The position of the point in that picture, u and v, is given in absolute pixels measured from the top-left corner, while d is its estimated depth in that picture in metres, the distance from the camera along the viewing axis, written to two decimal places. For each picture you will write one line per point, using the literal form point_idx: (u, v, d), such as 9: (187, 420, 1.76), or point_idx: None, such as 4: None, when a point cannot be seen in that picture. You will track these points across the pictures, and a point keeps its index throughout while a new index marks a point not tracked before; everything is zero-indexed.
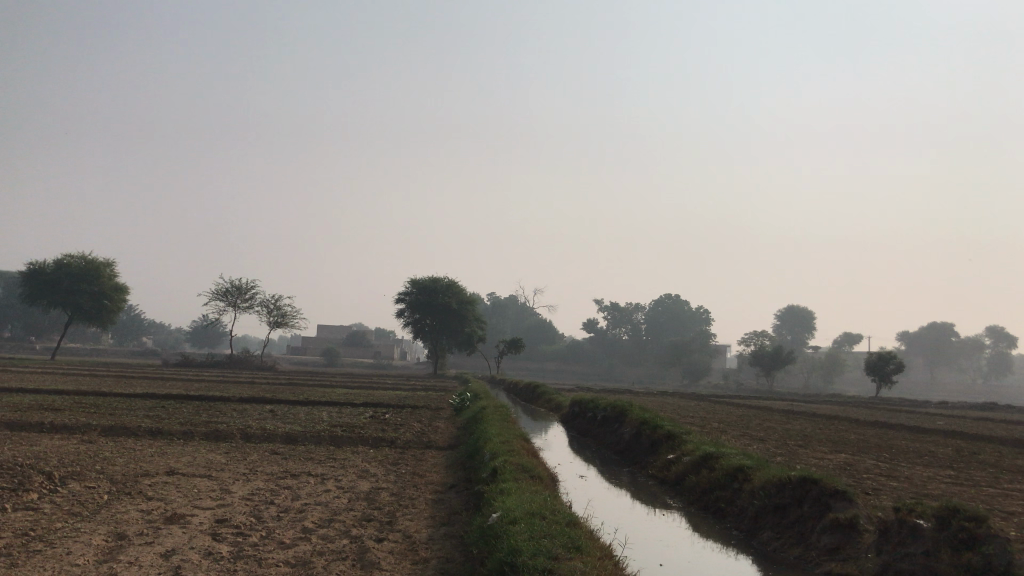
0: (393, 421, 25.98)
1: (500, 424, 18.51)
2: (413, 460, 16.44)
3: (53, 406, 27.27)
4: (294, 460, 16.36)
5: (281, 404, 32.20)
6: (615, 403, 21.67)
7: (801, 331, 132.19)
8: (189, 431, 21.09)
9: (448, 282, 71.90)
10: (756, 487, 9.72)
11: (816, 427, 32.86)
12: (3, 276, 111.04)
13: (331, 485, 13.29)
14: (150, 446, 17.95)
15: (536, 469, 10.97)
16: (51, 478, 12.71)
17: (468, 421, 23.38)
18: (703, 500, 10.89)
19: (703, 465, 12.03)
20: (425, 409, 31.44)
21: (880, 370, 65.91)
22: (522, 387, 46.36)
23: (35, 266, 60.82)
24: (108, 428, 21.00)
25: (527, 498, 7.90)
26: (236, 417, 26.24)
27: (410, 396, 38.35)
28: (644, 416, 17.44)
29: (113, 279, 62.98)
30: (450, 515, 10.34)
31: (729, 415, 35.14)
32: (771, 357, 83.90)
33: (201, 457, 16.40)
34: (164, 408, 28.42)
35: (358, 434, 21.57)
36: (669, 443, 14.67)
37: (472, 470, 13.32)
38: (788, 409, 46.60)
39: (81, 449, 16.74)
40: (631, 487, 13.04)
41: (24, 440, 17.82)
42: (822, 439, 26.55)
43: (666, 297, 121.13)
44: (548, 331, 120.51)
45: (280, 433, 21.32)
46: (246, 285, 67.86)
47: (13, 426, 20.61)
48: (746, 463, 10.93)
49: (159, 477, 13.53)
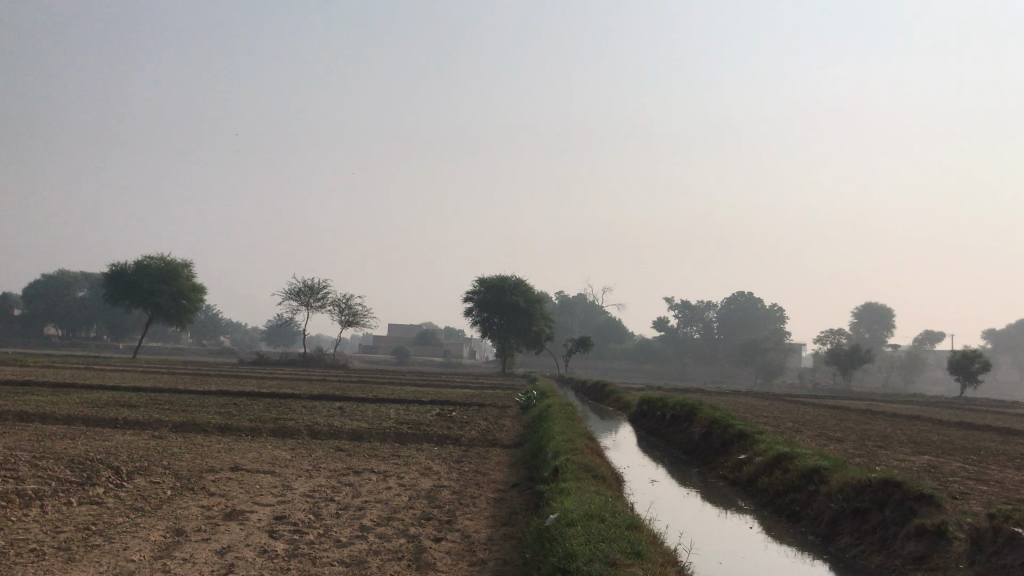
0: (459, 419, 25.86)
1: (565, 421, 18.15)
2: (476, 458, 16.20)
3: (129, 403, 27.95)
4: (358, 457, 16.30)
5: (351, 401, 32.45)
6: (684, 402, 21.11)
7: (879, 329, 128.16)
8: (257, 427, 21.26)
9: (517, 281, 71.81)
10: (833, 489, 9.16)
11: (897, 428, 31.58)
12: (88, 278, 115.26)
13: (392, 482, 13.13)
14: (218, 442, 18.12)
15: (600, 469, 10.57)
16: (117, 473, 12.85)
17: (534, 419, 23.12)
18: (776, 503, 10.34)
19: (777, 465, 11.46)
20: (492, 407, 31.25)
21: (965, 369, 63.24)
22: (591, 386, 45.96)
23: (117, 267, 62.76)
24: (179, 424, 21.34)
25: (587, 498, 7.54)
26: (305, 414, 26.47)
27: (478, 394, 38.25)
28: (715, 415, 16.90)
29: (190, 280, 64.60)
30: (509, 514, 10.05)
31: (805, 415, 33.95)
32: (849, 356, 81.34)
33: (266, 453, 16.45)
34: (234, 405, 28.85)
35: (424, 431, 21.45)
36: (740, 443, 14.09)
37: (535, 469, 13.01)
38: (868, 409, 44.93)
39: (151, 444, 16.96)
40: (700, 488, 12.54)
41: (98, 436, 18.16)
42: (903, 441, 25.39)
43: (738, 295, 118.82)
44: (618, 329, 119.50)
45: (347, 429, 21.36)
46: (317, 285, 68.90)
47: (89, 422, 21.09)
48: (822, 464, 10.34)
49: (223, 473, 13.55)
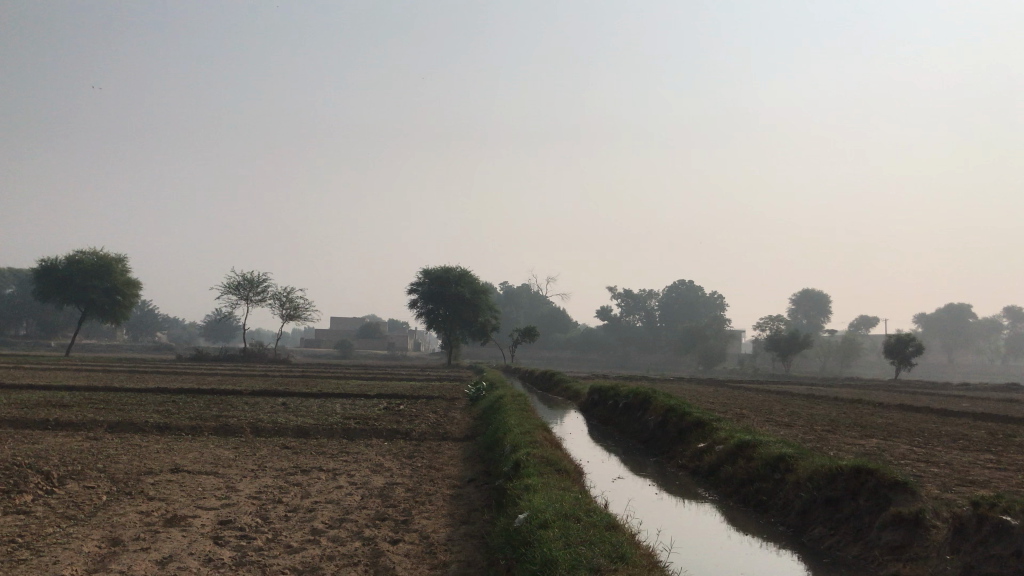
0: (408, 412, 25.36)
1: (519, 412, 17.76)
2: (428, 453, 15.72)
3: (61, 403, 26.77)
4: (305, 455, 15.70)
5: (296, 396, 31.64)
6: (637, 390, 20.89)
7: (816, 315, 130.87)
8: (198, 426, 20.43)
9: (461, 272, 71.28)
10: (802, 478, 8.93)
11: (841, 412, 31.95)
12: (15, 274, 111.14)
13: (342, 481, 12.58)
14: (157, 442, 17.30)
15: (562, 463, 10.23)
16: (48, 479, 12.07)
17: (485, 410, 22.69)
18: (742, 493, 10.10)
19: (739, 454, 11.26)
20: (440, 400, 30.71)
21: (899, 352, 64.69)
22: (537, 376, 45.82)
23: (47, 263, 60.49)
24: (114, 424, 20.37)
25: (556, 495, 7.16)
26: (247, 411, 25.65)
27: (425, 387, 37.70)
28: (670, 403, 16.70)
29: (125, 275, 62.52)
30: (469, 513, 9.65)
31: (750, 401, 34.18)
32: (788, 342, 82.66)
33: (208, 453, 15.75)
34: (173, 403, 27.86)
35: (372, 426, 20.86)
36: (699, 431, 13.87)
37: (492, 463, 12.60)
38: (808, 394, 45.57)
39: (85, 446, 16.14)
40: (659, 479, 12.29)
41: (27, 439, 17.22)
42: (848, 425, 25.59)
43: (680, 283, 119.96)
44: (562, 319, 119.78)
45: (292, 426, 20.70)
46: (257, 279, 67.41)
47: (17, 424, 20.04)
48: (787, 451, 10.14)
49: (162, 476, 12.83)
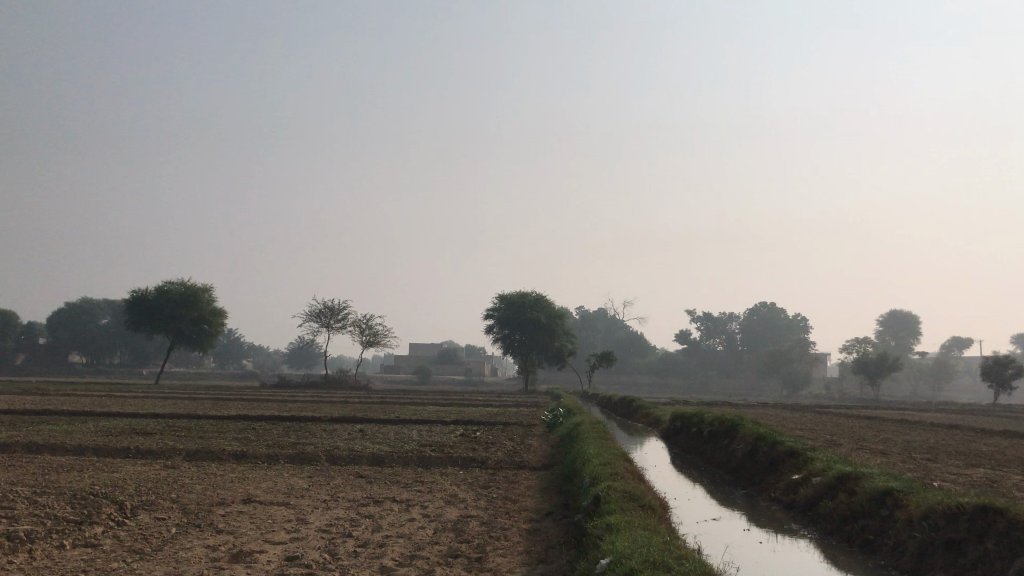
0: (484, 439, 24.90)
1: (598, 441, 17.09)
2: (505, 483, 15.16)
3: (145, 430, 27.21)
4: (379, 484, 15.32)
5: (373, 423, 31.51)
6: (723, 417, 19.93)
7: (905, 337, 125.88)
8: (274, 453, 20.33)
9: (537, 296, 70.81)
10: (916, 517, 8.05)
11: (939, 439, 30.15)
12: (109, 304, 115.36)
13: (415, 513, 12.11)
14: (232, 471, 17.18)
15: (646, 498, 9.54)
16: (120, 510, 11.93)
17: (563, 438, 22.01)
18: (845, 531, 9.23)
19: (839, 487, 10.36)
20: (518, 426, 30.15)
21: (997, 375, 61.27)
22: (616, 402, 44.98)
23: (138, 293, 62.32)
24: (193, 452, 20.41)
25: (642, 539, 6.46)
26: (324, 438, 25.59)
27: (502, 413, 37.22)
28: (758, 431, 15.78)
29: (211, 304, 63.97)
30: (546, 550, 9.05)
31: (841, 427, 32.60)
32: (876, 365, 79.32)
33: (282, 482, 15.52)
34: (253, 430, 28.05)
35: (448, 454, 20.38)
36: (792, 461, 12.96)
37: (570, 496, 11.94)
38: (903, 419, 43.25)
39: (161, 475, 16.09)
40: (751, 513, 11.46)
41: (107, 467, 17.30)
42: (949, 452, 23.99)
43: (761, 305, 116.92)
44: (640, 343, 118.03)
45: (367, 454, 20.46)
46: (337, 305, 68.24)
47: (101, 451, 20.26)
48: (894, 485, 9.24)
49: (234, 507, 12.56)
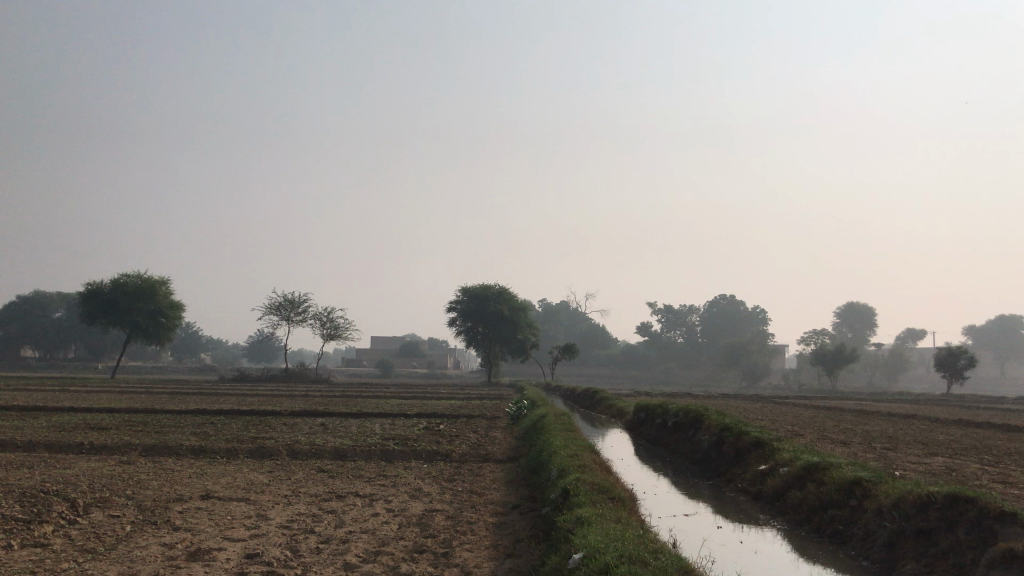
0: (448, 432, 24.67)
1: (564, 433, 16.98)
2: (469, 476, 14.96)
3: (99, 425, 26.56)
4: (341, 479, 15.03)
5: (334, 416, 31.06)
6: (688, 408, 19.93)
7: (861, 329, 127.94)
8: (233, 448, 19.89)
9: (499, 289, 70.62)
10: (887, 506, 8.02)
11: (897, 428, 30.55)
12: (62, 298, 112.85)
13: (378, 508, 11.86)
14: (190, 466, 16.77)
15: (615, 490, 9.40)
16: (73, 507, 11.52)
17: (528, 430, 21.87)
18: (814, 522, 9.19)
19: (808, 477, 10.32)
20: (482, 418, 29.92)
21: (951, 365, 62.39)
22: (579, 394, 45.00)
23: (92, 286, 60.94)
24: (149, 447, 19.92)
25: (616, 533, 6.31)
26: (285, 432, 25.19)
27: (465, 405, 36.98)
28: (724, 421, 15.77)
29: (168, 297, 62.80)
30: (514, 544, 8.87)
31: (801, 417, 32.92)
32: (834, 356, 80.39)
33: (241, 477, 15.16)
34: (211, 425, 27.54)
35: (411, 447, 20.09)
36: (759, 452, 12.94)
37: (538, 489, 11.78)
38: (860, 408, 43.89)
39: (116, 471, 15.66)
40: (719, 504, 11.41)
41: (58, 463, 16.79)
42: (907, 442, 24.31)
43: (721, 298, 117.98)
44: (602, 336, 118.49)
45: (329, 447, 20.13)
46: (298, 298, 67.41)
47: (53, 447, 19.68)
48: (862, 475, 9.22)
49: (191, 503, 12.22)
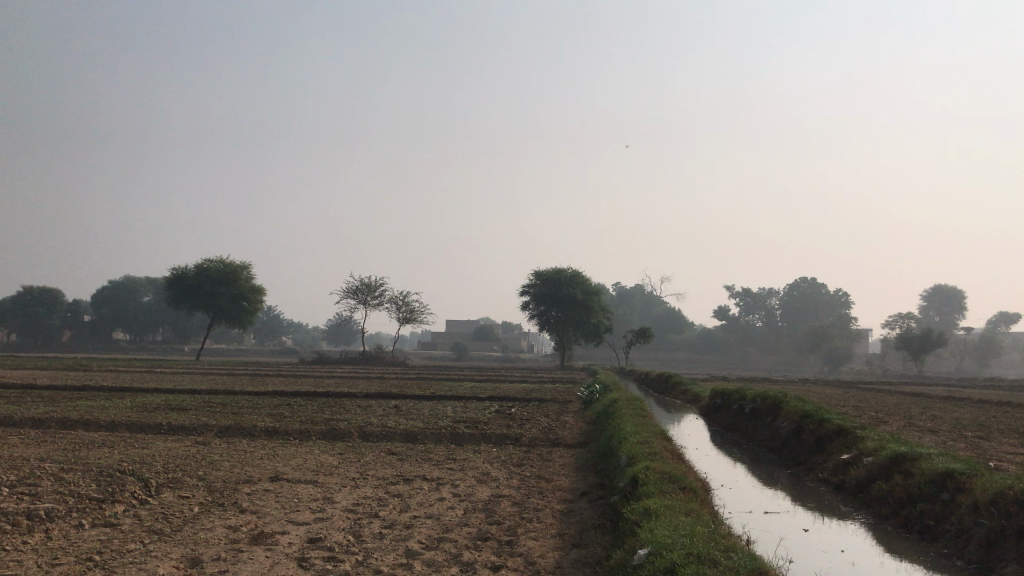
0: (519, 416, 24.48)
1: (636, 419, 16.55)
2: (538, 461, 14.70)
3: (180, 406, 27.21)
4: (409, 462, 14.94)
5: (407, 399, 31.19)
6: (765, 394, 19.27)
7: (950, 313, 123.12)
8: (305, 429, 20.09)
9: (573, 273, 70.08)
10: (983, 502, 7.42)
11: (990, 416, 29.07)
12: (150, 283, 116.77)
13: (445, 493, 11.70)
14: (262, 447, 16.94)
15: (687, 480, 8.96)
16: (145, 487, 11.67)
17: (599, 414, 21.47)
18: (902, 516, 8.60)
19: (894, 468, 9.72)
20: (553, 402, 29.62)
21: None
22: (654, 378, 44.37)
23: (178, 271, 62.77)
24: (225, 428, 20.23)
25: (686, 527, 5.90)
26: (358, 414, 25.39)
27: (537, 389, 36.82)
28: (803, 408, 15.15)
29: (249, 281, 64.21)
30: (581, 534, 8.54)
31: (885, 404, 31.67)
32: (920, 340, 77.39)
33: (311, 459, 15.23)
34: (288, 406, 27.93)
35: (481, 431, 19.92)
36: (841, 440, 12.31)
37: (607, 476, 11.43)
38: (949, 395, 42.15)
39: (191, 451, 15.91)
40: (796, 495, 10.88)
41: (138, 443, 17.16)
42: (1001, 430, 23.08)
43: (801, 281, 114.95)
44: (678, 319, 116.87)
45: (400, 430, 20.12)
46: (374, 282, 68.25)
47: (135, 428, 20.16)
48: (956, 467, 8.56)
49: (260, 485, 12.24)
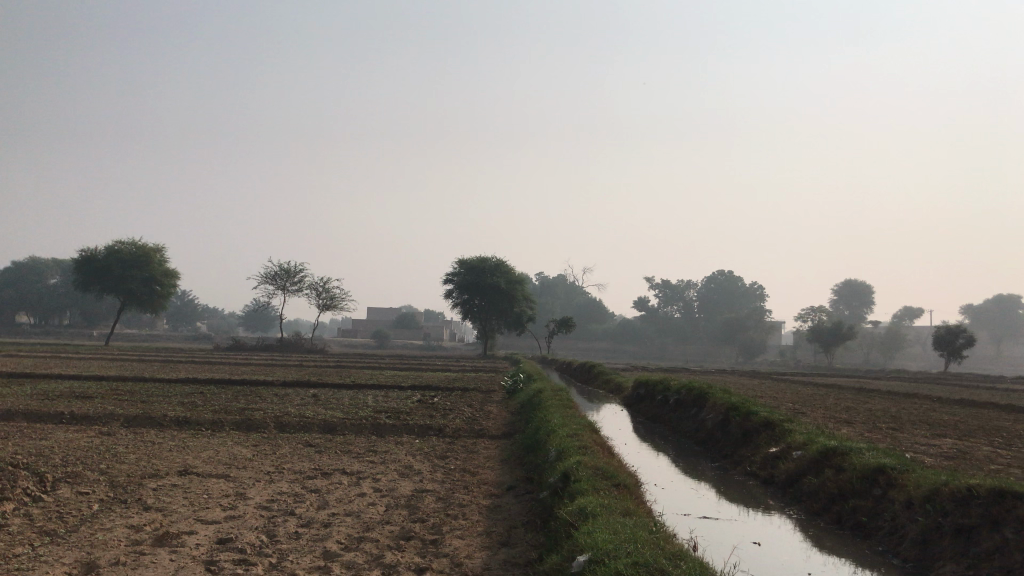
0: (442, 406, 24.01)
1: (563, 410, 16.30)
2: (463, 453, 14.28)
3: (84, 394, 25.87)
4: (327, 454, 14.33)
5: (326, 388, 30.33)
6: (690, 385, 19.27)
7: (858, 307, 127.46)
8: (219, 419, 19.22)
9: (496, 262, 69.81)
10: (918, 499, 7.34)
11: (900, 407, 29.95)
12: (56, 264, 111.82)
13: (365, 487, 11.18)
14: (172, 438, 16.04)
15: (620, 476, 8.69)
16: (40, 483, 10.80)
17: (524, 405, 21.20)
18: (834, 511, 8.52)
19: (824, 462, 9.66)
20: (476, 392, 29.24)
21: (949, 344, 61.54)
22: (576, 368, 44.52)
23: (86, 253, 59.99)
24: (131, 418, 19.15)
25: (625, 530, 5.59)
26: (274, 404, 24.47)
27: (459, 378, 36.46)
28: (730, 399, 15.12)
29: (163, 265, 61.88)
30: (510, 531, 8.20)
31: (801, 394, 32.30)
32: (831, 333, 79.73)
33: (223, 451, 14.46)
34: (200, 395, 26.80)
35: (403, 422, 19.36)
36: (768, 433, 12.27)
37: (535, 469, 11.11)
38: (859, 386, 43.34)
39: (93, 443, 14.93)
40: (726, 488, 10.76)
41: (34, 434, 16.05)
42: (911, 421, 23.75)
43: (718, 274, 117.29)
44: (599, 310, 117.90)
45: (318, 420, 19.44)
46: (294, 267, 66.69)
47: (32, 417, 18.96)
48: (887, 462, 8.49)
49: (166, 480, 11.50)
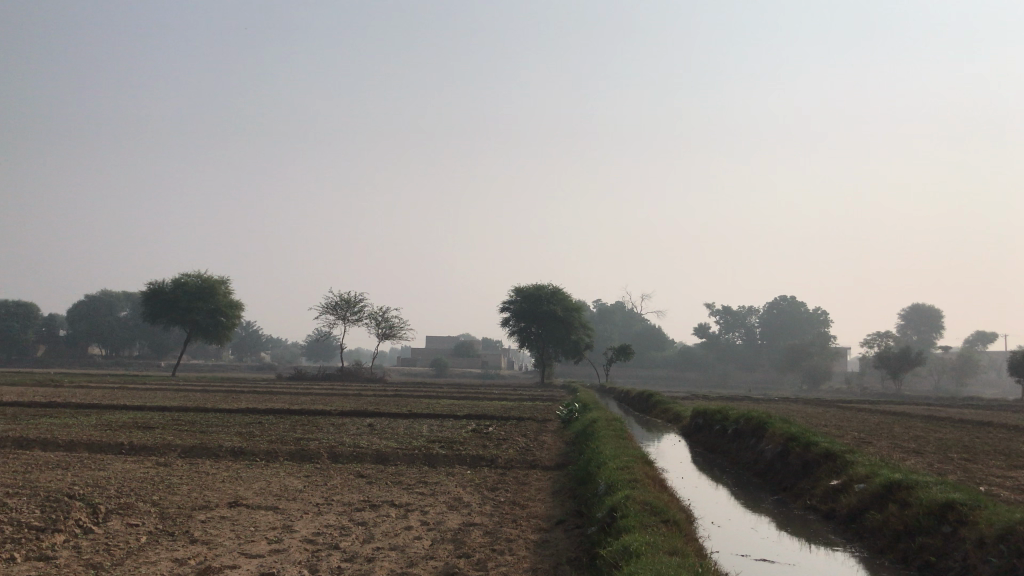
0: (497, 435, 23.79)
1: (616, 440, 15.96)
2: (513, 485, 14.05)
3: (148, 423, 26.33)
4: (378, 486, 14.23)
5: (383, 417, 30.39)
6: (748, 414, 18.73)
7: (928, 332, 123.55)
8: (273, 449, 19.31)
9: (553, 289, 69.52)
10: (990, 537, 6.88)
11: (973, 436, 28.69)
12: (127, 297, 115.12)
13: (412, 521, 11.01)
14: (225, 469, 16.13)
15: (671, 511, 8.37)
16: (93, 515, 10.89)
17: (579, 434, 20.86)
18: (900, 549, 8.06)
19: (887, 497, 9.19)
20: (531, 421, 28.99)
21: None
22: (634, 396, 43.92)
23: (154, 286, 61.61)
24: (188, 449, 19.37)
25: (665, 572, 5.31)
26: (330, 434, 24.56)
27: (515, 407, 36.25)
28: (789, 429, 14.61)
29: (228, 296, 63.22)
30: (555, 568, 7.94)
31: (867, 423, 31.23)
32: (899, 359, 77.32)
33: (274, 482, 14.47)
34: (258, 425, 27.08)
35: (455, 452, 19.19)
36: (829, 465, 11.77)
37: (584, 503, 10.81)
38: (930, 414, 41.77)
39: (148, 473, 15.09)
40: (784, 523, 10.30)
41: (93, 464, 16.30)
42: (984, 452, 22.72)
43: (780, 299, 115.01)
44: (658, 337, 116.52)
45: (371, 450, 19.38)
46: (353, 297, 67.40)
47: (94, 447, 19.30)
48: (956, 497, 8.01)
49: (216, 512, 11.52)
